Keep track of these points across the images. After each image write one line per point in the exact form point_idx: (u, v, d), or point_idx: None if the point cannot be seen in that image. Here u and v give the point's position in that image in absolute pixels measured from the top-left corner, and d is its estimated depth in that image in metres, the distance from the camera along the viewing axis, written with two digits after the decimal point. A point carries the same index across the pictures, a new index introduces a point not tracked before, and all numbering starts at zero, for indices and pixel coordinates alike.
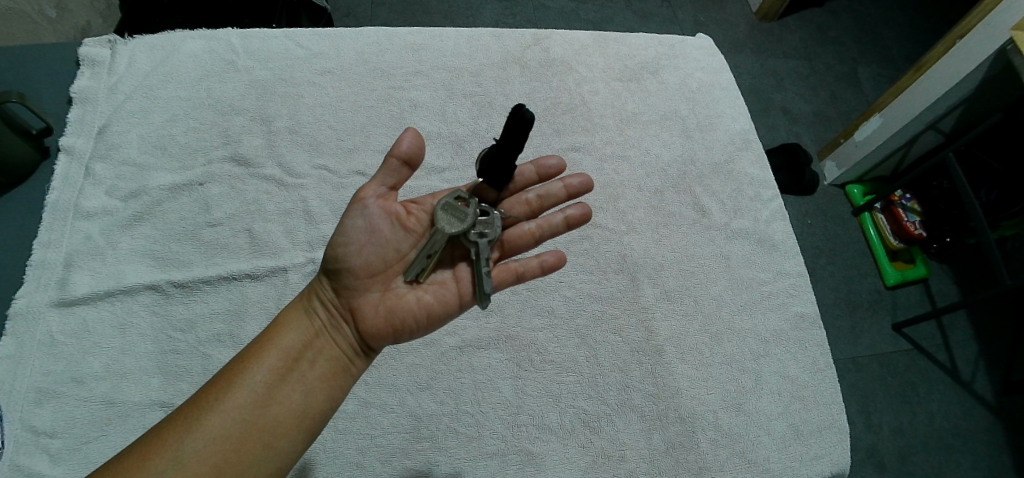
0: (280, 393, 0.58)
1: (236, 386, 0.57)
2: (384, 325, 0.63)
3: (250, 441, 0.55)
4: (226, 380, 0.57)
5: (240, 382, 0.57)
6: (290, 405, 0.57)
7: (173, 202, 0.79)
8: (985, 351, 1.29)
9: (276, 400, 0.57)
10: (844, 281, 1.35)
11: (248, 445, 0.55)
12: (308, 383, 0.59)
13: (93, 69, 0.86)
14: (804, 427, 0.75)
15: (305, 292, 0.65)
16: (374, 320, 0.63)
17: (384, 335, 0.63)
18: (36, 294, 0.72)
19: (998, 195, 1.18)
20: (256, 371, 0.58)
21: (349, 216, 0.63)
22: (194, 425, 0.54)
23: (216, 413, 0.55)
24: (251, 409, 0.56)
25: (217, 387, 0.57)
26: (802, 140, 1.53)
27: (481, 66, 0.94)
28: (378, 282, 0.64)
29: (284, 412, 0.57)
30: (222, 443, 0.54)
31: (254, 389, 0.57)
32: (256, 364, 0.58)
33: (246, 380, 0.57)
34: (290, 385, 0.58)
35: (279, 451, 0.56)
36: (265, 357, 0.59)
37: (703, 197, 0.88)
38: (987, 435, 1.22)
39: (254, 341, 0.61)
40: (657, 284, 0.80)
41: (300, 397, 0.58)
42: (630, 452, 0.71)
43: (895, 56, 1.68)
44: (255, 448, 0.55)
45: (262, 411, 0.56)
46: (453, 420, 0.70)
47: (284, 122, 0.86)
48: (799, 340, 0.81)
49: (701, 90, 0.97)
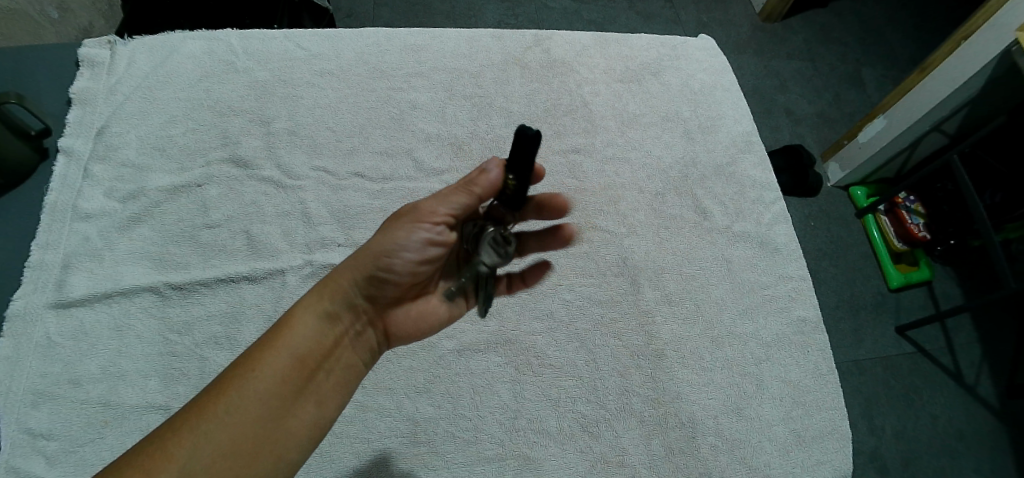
0: (298, 405, 0.57)
1: (248, 396, 0.55)
2: (409, 331, 0.65)
3: (261, 453, 0.55)
4: (239, 391, 0.55)
5: (255, 394, 0.55)
6: (304, 418, 0.57)
7: (171, 204, 0.79)
8: (990, 354, 1.28)
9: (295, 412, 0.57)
10: (846, 284, 1.34)
11: (259, 456, 0.54)
12: (324, 394, 0.59)
13: (92, 70, 0.86)
14: (806, 433, 0.75)
15: (326, 291, 0.60)
16: (402, 325, 0.65)
17: (406, 339, 0.66)
18: (33, 295, 0.71)
19: (1002, 196, 1.17)
20: (269, 380, 0.56)
21: (406, 231, 0.59)
22: (206, 439, 0.53)
23: (229, 426, 0.54)
24: (265, 420, 0.55)
25: (224, 396, 0.55)
26: (805, 142, 1.52)
27: (482, 67, 0.93)
28: (405, 288, 0.63)
29: (298, 425, 0.57)
30: (231, 454, 0.53)
31: (269, 399, 0.56)
32: (273, 372, 0.57)
33: (260, 390, 0.56)
34: (309, 397, 0.58)
35: (293, 461, 0.56)
36: (284, 367, 0.57)
37: (705, 200, 0.87)
38: (992, 440, 1.20)
39: (268, 345, 0.58)
40: (657, 288, 0.80)
41: (315, 408, 0.58)
42: (630, 458, 0.70)
43: (899, 57, 1.67)
44: (265, 459, 0.55)
45: (276, 423, 0.56)
46: (452, 425, 0.69)
47: (283, 123, 0.85)
48: (802, 344, 0.80)
49: (703, 92, 0.96)
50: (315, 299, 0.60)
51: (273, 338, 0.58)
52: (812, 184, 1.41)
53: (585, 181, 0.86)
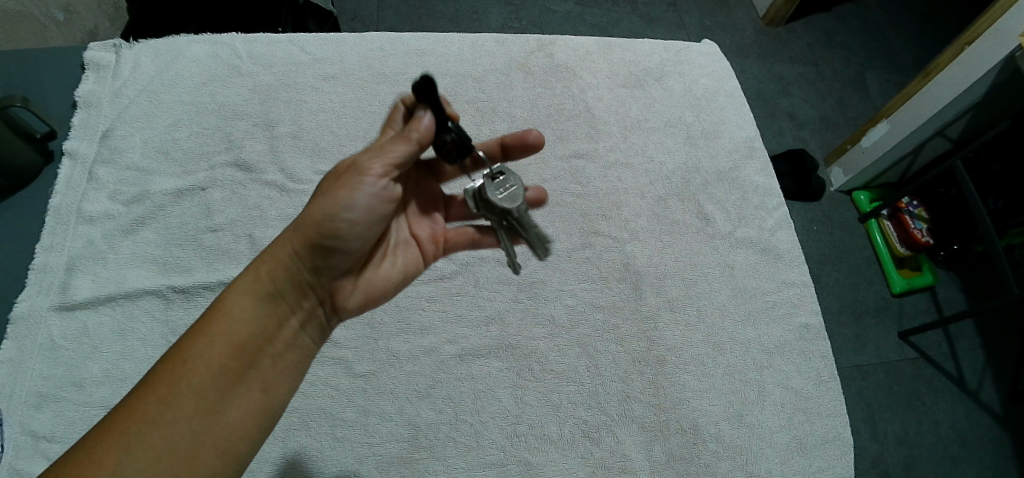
0: (238, 383, 0.55)
1: (183, 393, 0.52)
2: (361, 300, 0.64)
3: (202, 452, 0.52)
4: (169, 384, 0.52)
5: (187, 382, 0.53)
6: (248, 408, 0.55)
7: (175, 207, 0.79)
8: (992, 360, 1.28)
9: (234, 392, 0.55)
10: (849, 289, 1.33)
11: (201, 453, 0.52)
12: (268, 382, 0.57)
13: (98, 73, 0.86)
14: (807, 440, 0.74)
15: (263, 273, 0.58)
16: (352, 296, 0.63)
17: (357, 308, 0.64)
18: (38, 298, 0.72)
19: (1006, 202, 1.17)
20: (204, 375, 0.53)
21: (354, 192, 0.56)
22: (136, 441, 0.50)
23: (163, 422, 0.51)
24: (206, 416, 0.52)
25: (155, 395, 0.52)
26: (809, 147, 1.52)
27: (485, 72, 0.94)
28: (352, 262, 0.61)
29: (242, 415, 0.55)
30: (167, 455, 0.50)
31: (208, 393, 0.53)
32: (207, 365, 0.54)
33: (196, 385, 0.53)
34: (247, 376, 0.55)
35: (240, 455, 0.54)
36: (219, 356, 0.54)
37: (707, 205, 0.87)
38: (993, 446, 1.20)
39: (204, 332, 0.55)
40: (659, 293, 0.80)
41: (258, 397, 0.56)
42: (631, 464, 0.70)
43: (903, 62, 1.67)
44: (209, 457, 0.52)
45: (216, 417, 0.53)
46: (453, 430, 0.69)
47: (287, 127, 0.86)
48: (804, 351, 0.80)
49: (706, 97, 0.96)
50: (250, 280, 0.57)
51: (207, 321, 0.55)
52: (815, 189, 1.40)
53: (588, 186, 0.86)
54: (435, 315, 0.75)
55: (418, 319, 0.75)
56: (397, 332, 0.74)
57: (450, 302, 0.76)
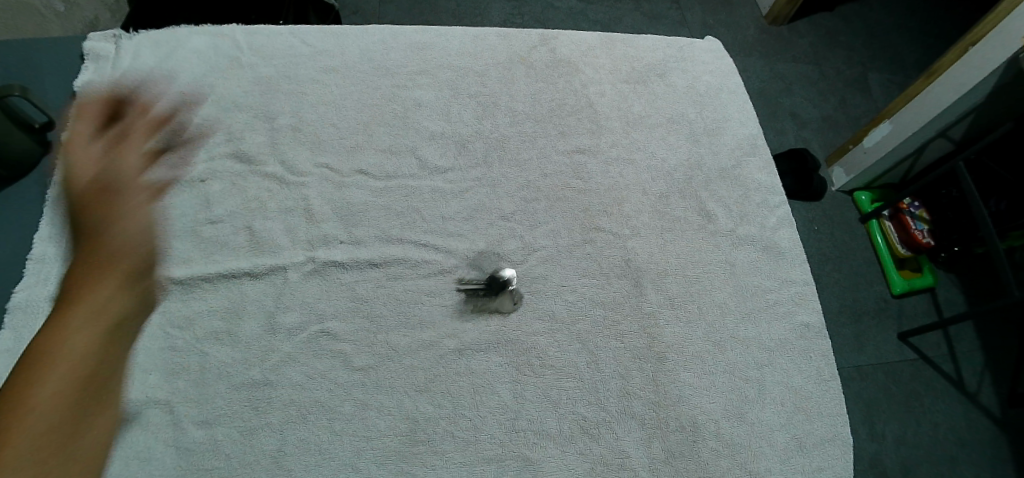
0: (94, 410, 0.60)
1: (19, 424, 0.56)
2: None
3: (89, 462, 0.58)
4: (27, 419, 0.56)
5: (30, 410, 0.57)
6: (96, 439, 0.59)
7: (174, 198, 0.79)
8: (992, 362, 1.28)
9: (98, 418, 0.60)
10: (849, 289, 1.33)
11: (85, 463, 0.58)
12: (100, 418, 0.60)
13: (97, 64, 0.86)
14: (807, 439, 0.74)
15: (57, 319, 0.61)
16: None
17: None
18: (35, 288, 0.71)
19: (1007, 204, 1.16)
20: (43, 395, 0.58)
21: None
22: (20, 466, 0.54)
23: (37, 447, 0.56)
24: (41, 440, 0.56)
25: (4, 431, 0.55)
26: (810, 146, 1.51)
27: (487, 66, 0.93)
28: None
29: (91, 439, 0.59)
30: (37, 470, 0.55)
31: (33, 424, 0.56)
32: (40, 387, 0.58)
33: (29, 413, 0.57)
34: (94, 410, 0.60)
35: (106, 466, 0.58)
36: (68, 386, 0.59)
37: (709, 203, 0.87)
38: (992, 448, 1.20)
39: (36, 375, 0.59)
40: (661, 291, 0.79)
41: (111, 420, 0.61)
42: (630, 460, 0.70)
43: (905, 62, 1.66)
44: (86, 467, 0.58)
45: (74, 435, 0.58)
46: (451, 424, 0.69)
47: (288, 120, 0.85)
48: (804, 350, 0.79)
49: (709, 94, 0.96)
50: (58, 318, 0.61)
51: (43, 357, 0.59)
52: (816, 189, 1.41)
53: (590, 182, 0.86)
54: (434, 309, 0.75)
55: (417, 313, 0.74)
56: (397, 326, 0.73)
57: (450, 297, 0.76)
